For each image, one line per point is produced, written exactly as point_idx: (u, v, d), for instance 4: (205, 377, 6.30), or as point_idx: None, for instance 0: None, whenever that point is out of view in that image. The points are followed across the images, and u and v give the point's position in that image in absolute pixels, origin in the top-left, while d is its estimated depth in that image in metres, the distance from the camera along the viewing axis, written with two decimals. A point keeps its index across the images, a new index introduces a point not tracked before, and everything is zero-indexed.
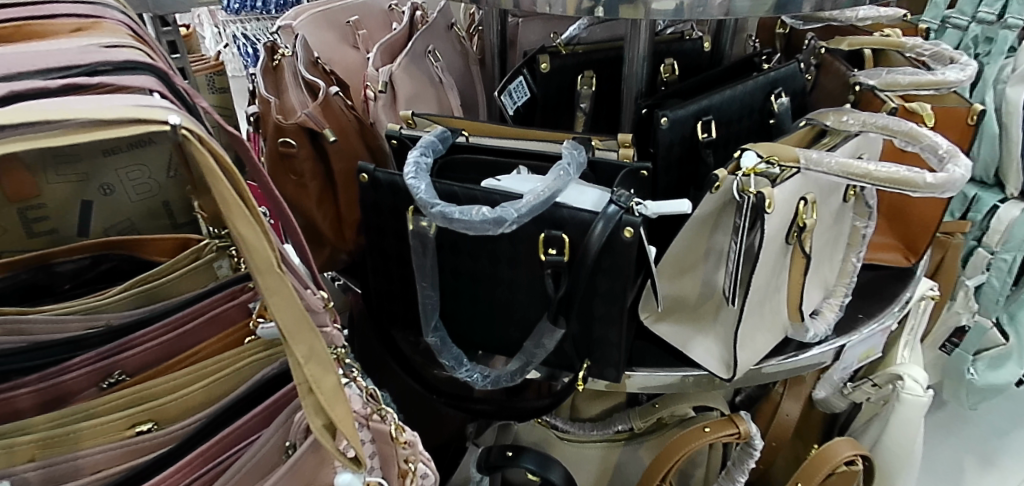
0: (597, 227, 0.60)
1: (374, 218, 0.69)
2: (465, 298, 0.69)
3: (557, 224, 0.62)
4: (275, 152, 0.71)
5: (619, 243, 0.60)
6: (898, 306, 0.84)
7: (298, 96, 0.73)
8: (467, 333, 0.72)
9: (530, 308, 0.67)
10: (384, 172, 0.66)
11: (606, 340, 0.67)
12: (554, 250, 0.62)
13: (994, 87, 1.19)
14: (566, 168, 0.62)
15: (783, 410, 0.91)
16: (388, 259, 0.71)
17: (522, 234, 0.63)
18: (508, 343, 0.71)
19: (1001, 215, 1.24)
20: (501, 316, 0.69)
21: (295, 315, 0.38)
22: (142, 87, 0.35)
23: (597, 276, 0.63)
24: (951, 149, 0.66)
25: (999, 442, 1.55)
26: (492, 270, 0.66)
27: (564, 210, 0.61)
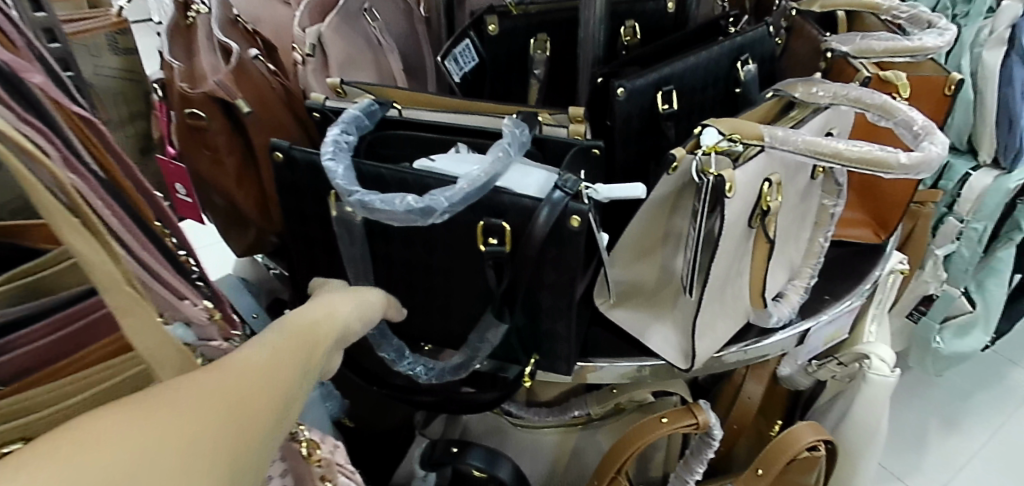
0: (541, 215, 0.53)
1: (299, 200, 0.62)
2: (403, 287, 0.64)
3: (499, 211, 0.56)
4: (188, 126, 0.64)
5: (565, 232, 0.55)
6: (866, 285, 0.81)
7: (209, 59, 0.64)
8: (409, 322, 0.67)
9: (474, 299, 0.62)
10: (300, 150, 0.59)
11: (555, 333, 0.62)
12: (495, 240, 0.56)
13: (971, 51, 1.14)
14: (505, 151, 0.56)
15: (745, 392, 0.87)
16: (317, 245, 0.65)
17: (459, 220, 0.57)
18: (451, 333, 0.66)
19: (973, 183, 1.20)
20: (442, 305, 0.64)
21: (158, 341, 0.32)
22: None
23: (543, 267, 0.57)
24: (927, 124, 0.61)
25: (961, 405, 1.56)
26: (428, 258, 0.61)
27: (505, 195, 0.55)
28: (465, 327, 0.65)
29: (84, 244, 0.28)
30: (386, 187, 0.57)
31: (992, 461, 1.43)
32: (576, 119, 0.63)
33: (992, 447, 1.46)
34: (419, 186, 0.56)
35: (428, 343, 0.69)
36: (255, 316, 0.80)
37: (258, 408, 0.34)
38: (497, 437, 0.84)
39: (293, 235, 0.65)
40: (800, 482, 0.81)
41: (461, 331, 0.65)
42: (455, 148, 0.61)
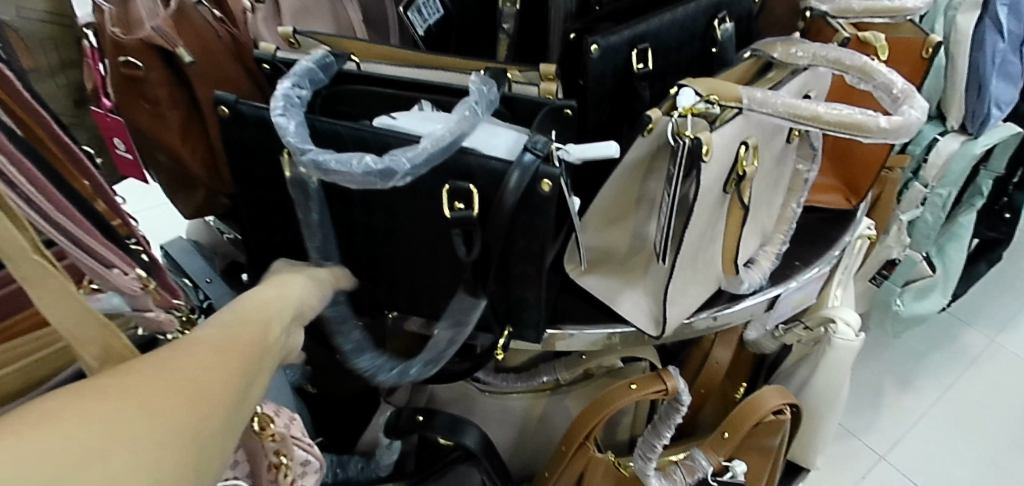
0: (511, 178, 0.51)
1: (251, 159, 0.58)
2: (364, 252, 0.61)
3: (466, 173, 0.53)
4: (125, 78, 0.59)
5: (536, 197, 0.52)
6: (836, 251, 0.80)
7: (146, 4, 0.59)
8: (371, 287, 0.64)
9: (439, 265, 0.59)
10: (248, 105, 0.55)
11: (524, 301, 0.60)
12: (462, 204, 0.53)
13: (945, 13, 1.13)
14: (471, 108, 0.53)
15: (713, 357, 0.87)
16: (272, 207, 0.61)
17: (423, 183, 0.54)
18: (415, 300, 0.63)
19: (940, 149, 1.21)
20: (406, 271, 0.61)
21: (79, 318, 0.29)
22: None
23: (513, 232, 0.55)
24: (907, 88, 0.59)
25: (915, 365, 1.61)
26: (390, 222, 0.58)
27: (472, 156, 0.52)
28: (430, 294, 0.62)
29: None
30: (344, 147, 0.53)
31: (942, 418, 1.49)
32: (547, 77, 0.60)
33: (942, 404, 1.52)
34: (379, 146, 0.52)
35: (391, 310, 0.66)
36: (208, 282, 0.76)
37: (227, 381, 0.32)
38: (464, 404, 0.83)
39: (245, 196, 0.61)
40: (765, 444, 0.82)
41: (427, 299, 0.63)
42: (419, 105, 0.58)
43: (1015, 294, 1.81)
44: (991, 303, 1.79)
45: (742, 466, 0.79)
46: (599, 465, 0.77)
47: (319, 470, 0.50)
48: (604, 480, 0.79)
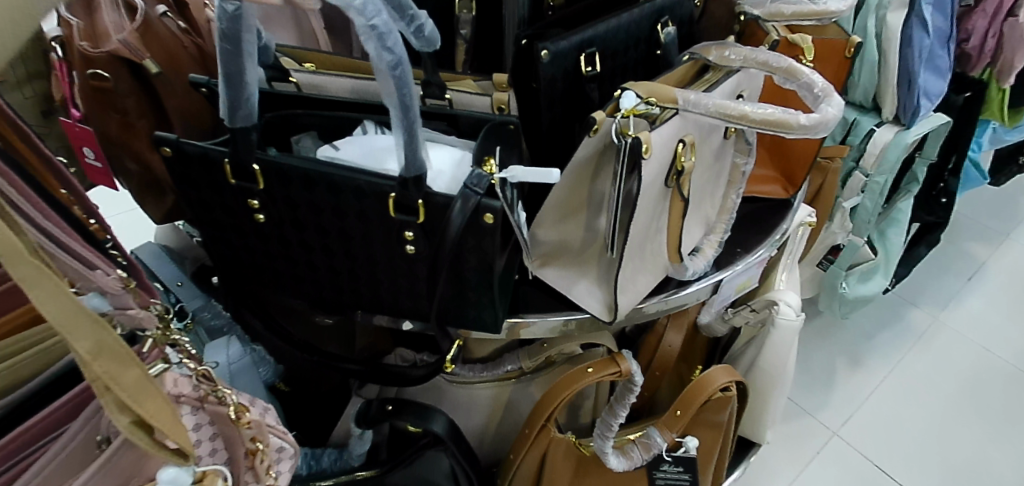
0: (454, 213, 0.54)
1: (210, 178, 0.61)
2: (329, 255, 0.64)
3: (405, 208, 0.56)
4: (93, 91, 0.61)
5: (480, 226, 0.56)
6: (775, 237, 0.87)
7: (112, 19, 0.61)
8: (337, 286, 0.67)
9: (399, 269, 0.62)
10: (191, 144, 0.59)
11: (481, 298, 0.63)
12: (406, 213, 0.57)
13: (876, 12, 1.19)
14: (415, 158, 0.53)
15: (666, 341, 0.93)
16: (235, 214, 0.63)
17: (370, 192, 0.56)
18: (379, 300, 0.67)
19: (877, 138, 1.29)
20: (368, 270, 0.64)
21: None
22: None
23: (463, 252, 0.59)
24: (825, 88, 0.65)
25: (866, 344, 1.70)
26: (340, 223, 0.60)
27: (419, 189, 0.54)
28: (394, 292, 0.65)
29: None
30: (297, 176, 0.57)
31: (890, 394, 1.58)
32: (498, 87, 0.69)
33: (890, 381, 1.61)
34: (323, 178, 0.57)
35: (358, 308, 0.69)
36: (179, 285, 0.81)
37: None
38: (434, 393, 0.87)
39: (207, 206, 0.64)
40: (716, 420, 0.88)
41: (390, 298, 0.66)
42: (363, 126, 0.62)
43: (957, 274, 1.93)
44: (934, 283, 1.89)
45: (694, 441, 0.85)
46: (559, 446, 0.81)
47: (294, 454, 0.53)
48: (566, 460, 0.83)
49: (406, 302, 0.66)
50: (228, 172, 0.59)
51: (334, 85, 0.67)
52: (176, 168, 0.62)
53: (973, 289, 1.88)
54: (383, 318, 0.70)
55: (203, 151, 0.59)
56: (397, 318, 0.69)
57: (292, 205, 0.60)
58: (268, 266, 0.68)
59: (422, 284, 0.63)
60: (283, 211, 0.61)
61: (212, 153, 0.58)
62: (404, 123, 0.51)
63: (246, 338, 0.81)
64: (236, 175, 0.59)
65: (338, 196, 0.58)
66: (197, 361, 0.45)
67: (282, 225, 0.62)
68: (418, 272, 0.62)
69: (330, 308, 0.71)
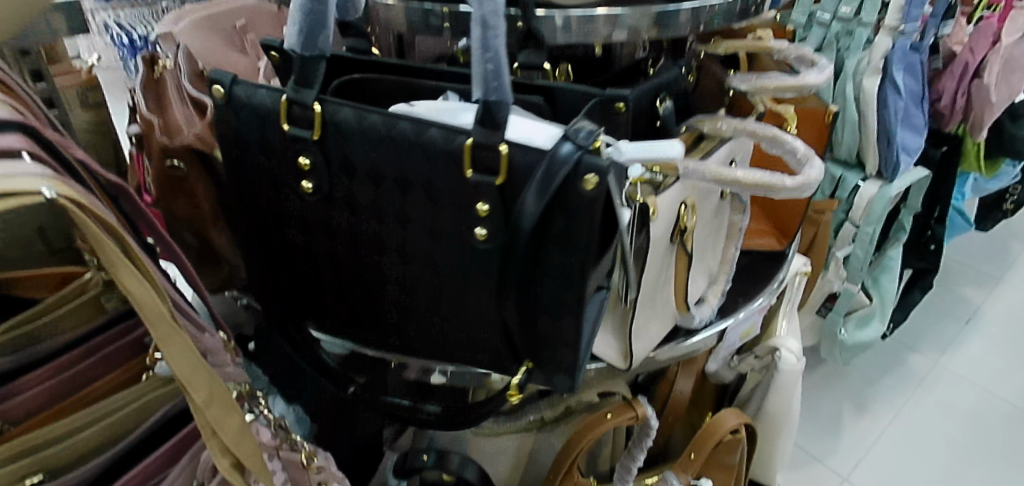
0: (540, 175, 0.49)
1: (262, 132, 0.60)
2: (390, 239, 0.60)
3: (482, 167, 0.51)
4: (166, 173, 0.68)
5: (578, 196, 0.49)
6: (773, 286, 0.94)
7: (183, 112, 0.68)
8: (393, 274, 0.63)
9: (459, 254, 0.57)
10: (242, 88, 0.59)
11: (558, 296, 0.55)
12: (483, 171, 0.51)
13: (853, 78, 1.30)
14: (500, 74, 0.48)
15: (677, 387, 0.99)
16: (284, 188, 0.62)
17: (441, 149, 0.52)
18: (436, 295, 0.62)
19: (863, 193, 1.38)
20: (424, 251, 0.59)
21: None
22: (13, 150, 0.32)
23: (552, 226, 0.52)
24: (807, 152, 0.74)
25: (871, 390, 1.74)
26: (404, 200, 0.57)
27: (498, 134, 0.50)
28: (452, 286, 0.60)
29: (86, 227, 0.32)
30: (364, 132, 0.55)
31: (896, 439, 1.61)
32: None
33: (896, 425, 1.64)
34: (393, 130, 0.54)
35: (412, 307, 0.65)
36: None
37: None
38: (461, 445, 0.91)
39: (280, 277, 0.71)
40: (728, 462, 0.93)
41: (449, 298, 0.61)
42: (444, 96, 0.61)
43: (953, 318, 1.98)
44: (932, 328, 1.95)
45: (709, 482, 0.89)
46: None
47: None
48: None
49: (468, 303, 0.61)
50: (284, 118, 0.57)
51: None
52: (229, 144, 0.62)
53: (970, 333, 1.94)
54: (444, 322, 0.64)
55: (253, 97, 0.59)
56: (454, 321, 0.63)
57: (350, 174, 0.58)
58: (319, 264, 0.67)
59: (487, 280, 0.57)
60: (340, 184, 0.59)
61: (265, 92, 0.58)
62: (479, 12, 0.47)
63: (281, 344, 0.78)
64: (290, 122, 0.57)
65: (411, 154, 0.54)
66: (272, 412, 0.53)
67: (341, 201, 0.60)
68: (488, 267, 0.57)
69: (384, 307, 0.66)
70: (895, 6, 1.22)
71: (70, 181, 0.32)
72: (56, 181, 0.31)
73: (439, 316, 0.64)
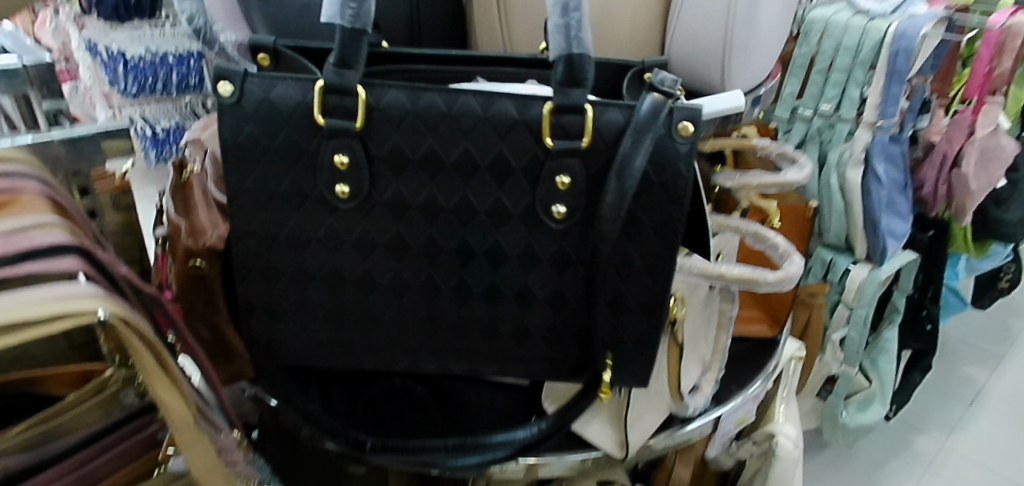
0: (636, 122, 0.61)
1: (286, 131, 0.63)
2: (454, 235, 0.67)
3: (562, 134, 0.62)
4: (189, 274, 0.72)
5: (665, 138, 0.62)
6: (766, 372, 0.96)
7: (209, 216, 0.72)
8: (454, 275, 0.68)
9: (534, 232, 0.66)
10: (257, 78, 0.63)
11: (636, 252, 0.66)
12: (570, 137, 0.62)
13: (837, 169, 1.38)
14: (581, 29, 0.58)
15: (676, 475, 0.99)
16: (310, 200, 0.65)
17: (524, 126, 0.62)
18: (496, 282, 0.68)
19: (854, 276, 1.42)
20: (514, 239, 0.66)
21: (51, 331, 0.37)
22: (72, 272, 0.41)
23: (646, 187, 0.63)
24: (787, 248, 0.78)
25: (878, 474, 1.71)
26: (465, 185, 0.65)
27: (579, 97, 0.60)
28: (522, 269, 0.68)
29: (130, 340, 0.39)
30: (420, 113, 0.62)
31: None
32: None
33: None
34: (455, 106, 0.63)
35: (470, 310, 0.70)
36: None
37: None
38: None
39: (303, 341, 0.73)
40: None
41: (508, 283, 0.68)
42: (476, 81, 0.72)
43: (957, 399, 1.97)
44: (936, 409, 1.93)
45: None
46: None
47: None
48: None
49: (535, 284, 0.69)
50: (319, 110, 0.61)
51: None
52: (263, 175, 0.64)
53: (976, 414, 1.92)
54: (511, 311, 0.70)
55: (273, 91, 0.62)
56: (527, 306, 0.70)
57: (396, 170, 0.64)
58: (357, 285, 0.69)
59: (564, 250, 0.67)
60: (383, 183, 0.64)
61: (297, 80, 0.62)
62: None
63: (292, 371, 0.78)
64: (327, 114, 0.61)
65: (483, 125, 0.63)
66: None
67: (385, 204, 0.65)
68: (570, 240, 0.66)
69: (437, 308, 0.70)
70: (871, 103, 1.30)
71: (116, 301, 0.40)
72: (109, 303, 0.38)
73: (503, 305, 0.70)
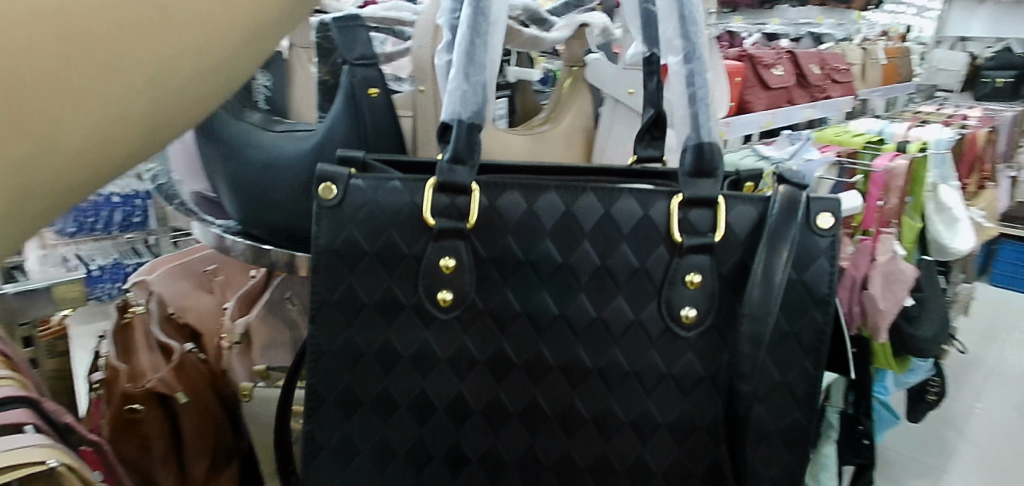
0: (775, 214, 0.60)
1: (392, 232, 0.66)
2: (562, 349, 0.65)
3: (691, 229, 0.63)
4: (123, 419, 0.74)
5: (812, 232, 0.63)
6: None
7: (149, 359, 0.79)
8: (562, 397, 0.66)
9: (660, 345, 0.64)
10: (361, 180, 0.66)
11: (778, 369, 0.64)
12: (688, 234, 0.62)
13: None
14: (703, 129, 0.65)
15: None
16: (406, 308, 0.67)
17: (643, 230, 0.64)
18: (611, 407, 0.66)
19: None
20: (639, 354, 0.65)
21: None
22: (20, 424, 0.46)
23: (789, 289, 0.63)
24: None
25: None
26: (583, 295, 0.65)
27: (708, 181, 0.63)
28: (645, 389, 0.65)
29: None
30: (536, 212, 0.65)
31: None
32: None
33: None
34: (575, 204, 0.65)
35: (585, 433, 0.66)
36: None
37: None
38: None
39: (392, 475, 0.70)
40: None
41: (623, 408, 0.66)
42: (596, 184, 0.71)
43: None
44: None
45: None
46: None
47: None
48: None
49: (656, 408, 0.65)
50: (431, 213, 0.64)
51: None
52: (370, 269, 0.67)
53: None
54: (626, 442, 0.66)
55: (379, 193, 0.66)
56: (646, 435, 0.66)
57: (505, 274, 0.65)
58: (448, 412, 0.68)
59: (695, 373, 0.65)
60: (487, 290, 0.65)
61: (397, 182, 0.66)
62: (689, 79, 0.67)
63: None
64: (434, 215, 0.64)
65: (607, 224, 0.64)
66: None
67: (488, 312, 0.66)
68: (699, 349, 0.64)
69: (537, 439, 0.67)
70: None
71: (60, 448, 0.46)
72: (57, 452, 0.45)
73: (619, 437, 0.66)
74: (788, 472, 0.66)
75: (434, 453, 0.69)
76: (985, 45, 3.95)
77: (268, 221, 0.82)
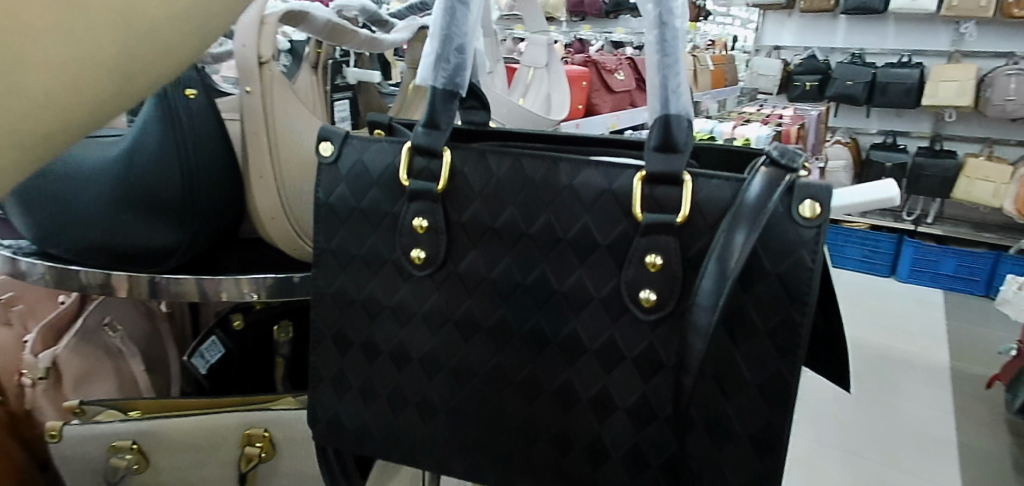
0: (749, 199, 0.52)
1: (375, 190, 0.65)
2: (525, 319, 0.62)
3: (655, 206, 0.55)
4: None
5: (787, 220, 0.54)
6: None
7: None
8: (525, 364, 0.62)
9: (622, 323, 0.58)
10: (357, 138, 0.67)
11: (749, 367, 0.56)
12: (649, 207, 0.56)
13: None
14: (679, 95, 0.56)
15: None
16: (387, 263, 0.66)
17: (597, 199, 0.58)
18: (573, 382, 0.61)
19: None
20: (597, 334, 0.59)
21: None
22: None
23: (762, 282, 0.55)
24: None
25: None
26: (545, 263, 0.60)
27: (670, 156, 0.55)
28: (606, 368, 0.59)
29: None
30: (499, 178, 0.61)
31: None
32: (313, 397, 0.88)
33: None
34: (537, 173, 0.60)
35: (542, 408, 0.63)
36: None
37: None
38: None
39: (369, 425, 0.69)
40: None
41: (584, 385, 0.60)
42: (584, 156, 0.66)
43: None
44: None
45: None
46: None
47: None
48: None
49: (617, 390, 0.59)
50: (407, 171, 0.63)
51: (163, 425, 0.86)
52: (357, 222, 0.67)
53: None
54: (587, 422, 0.61)
55: (366, 154, 0.66)
56: (605, 416, 0.60)
57: (474, 238, 0.62)
58: (422, 363, 0.66)
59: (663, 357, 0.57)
60: (459, 250, 0.63)
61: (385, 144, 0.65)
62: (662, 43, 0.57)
63: (363, 452, 0.70)
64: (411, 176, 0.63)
65: (568, 194, 0.59)
66: None
67: (461, 275, 0.63)
68: (660, 336, 0.57)
69: (506, 405, 0.64)
70: None
71: None
72: None
73: (578, 415, 0.61)
74: (753, 483, 0.56)
75: (408, 397, 0.67)
76: (795, 53, 4.41)
77: (69, 242, 0.73)
